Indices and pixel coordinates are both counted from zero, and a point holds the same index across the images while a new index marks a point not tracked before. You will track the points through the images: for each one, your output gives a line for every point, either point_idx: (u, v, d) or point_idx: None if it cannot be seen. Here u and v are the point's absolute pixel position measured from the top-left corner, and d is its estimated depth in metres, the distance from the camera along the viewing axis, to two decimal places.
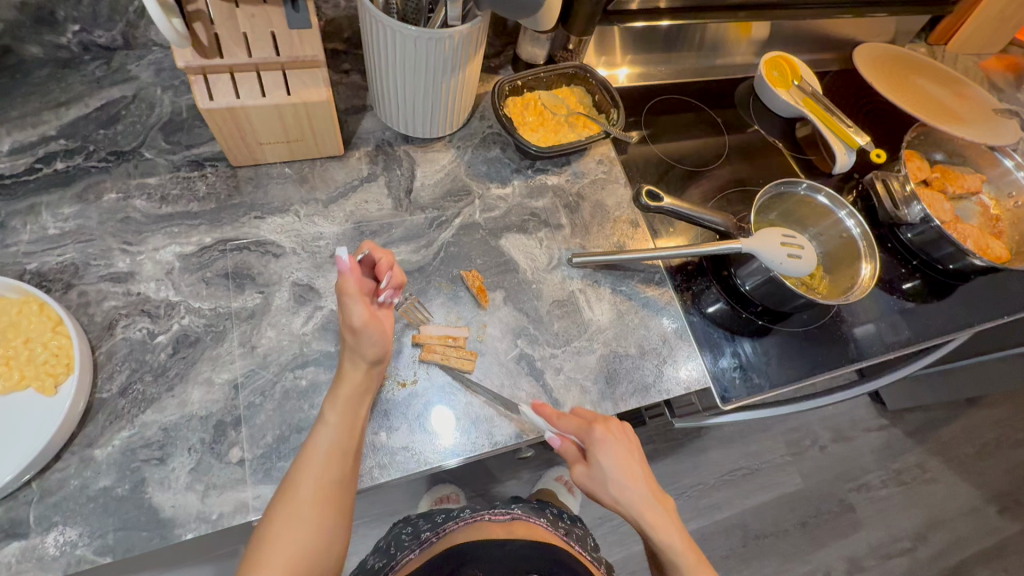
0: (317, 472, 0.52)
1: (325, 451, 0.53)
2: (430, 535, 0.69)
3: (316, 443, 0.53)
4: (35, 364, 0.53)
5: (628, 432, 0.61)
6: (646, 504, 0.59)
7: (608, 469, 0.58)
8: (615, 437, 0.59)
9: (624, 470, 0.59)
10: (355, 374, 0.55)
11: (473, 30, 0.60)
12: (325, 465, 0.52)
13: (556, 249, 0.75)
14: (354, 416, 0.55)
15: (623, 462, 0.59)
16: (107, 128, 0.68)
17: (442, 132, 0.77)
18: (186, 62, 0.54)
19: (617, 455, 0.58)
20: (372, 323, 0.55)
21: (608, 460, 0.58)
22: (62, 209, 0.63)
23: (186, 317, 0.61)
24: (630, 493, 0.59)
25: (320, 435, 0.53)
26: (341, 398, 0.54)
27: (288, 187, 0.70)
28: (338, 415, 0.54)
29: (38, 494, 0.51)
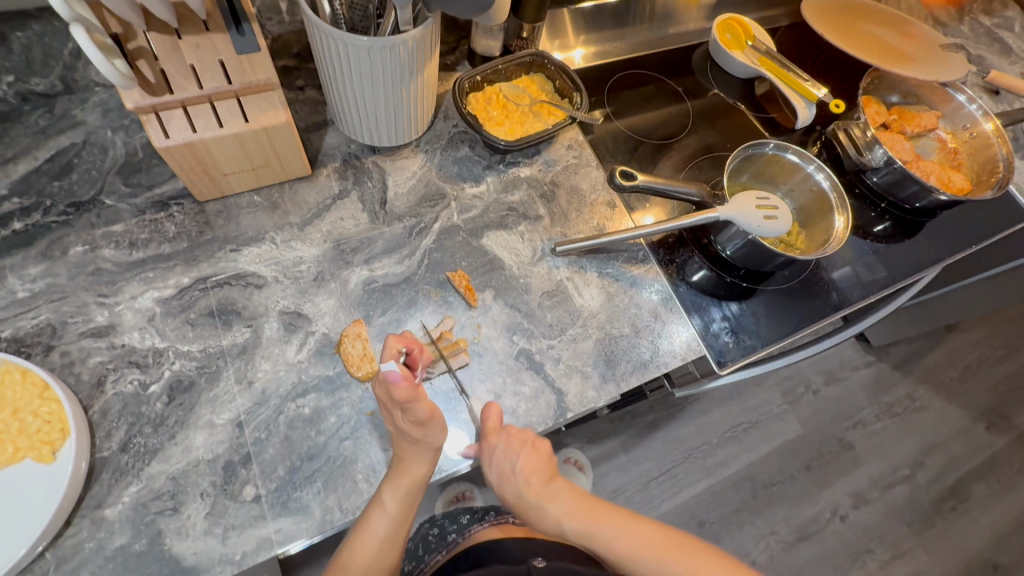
0: (367, 560, 0.54)
1: (380, 539, 0.54)
2: (456, 536, 0.72)
3: (371, 533, 0.54)
4: (28, 434, 0.52)
5: (524, 436, 0.58)
6: (529, 499, 0.57)
7: (490, 475, 0.57)
8: (497, 443, 0.57)
9: (502, 471, 0.57)
10: (421, 466, 0.54)
11: (426, 33, 0.59)
12: (377, 552, 0.55)
13: (538, 241, 0.75)
14: (411, 503, 0.55)
15: (502, 467, 0.57)
16: (61, 178, 0.65)
17: (407, 138, 0.76)
18: (136, 104, 0.52)
19: (495, 458, 0.57)
20: (438, 415, 0.53)
21: (488, 470, 0.58)
22: (27, 269, 0.61)
23: (176, 362, 0.59)
24: (508, 493, 0.57)
25: (376, 523, 0.54)
26: (403, 488, 0.54)
27: (260, 215, 0.69)
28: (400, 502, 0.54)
29: (53, 563, 0.50)
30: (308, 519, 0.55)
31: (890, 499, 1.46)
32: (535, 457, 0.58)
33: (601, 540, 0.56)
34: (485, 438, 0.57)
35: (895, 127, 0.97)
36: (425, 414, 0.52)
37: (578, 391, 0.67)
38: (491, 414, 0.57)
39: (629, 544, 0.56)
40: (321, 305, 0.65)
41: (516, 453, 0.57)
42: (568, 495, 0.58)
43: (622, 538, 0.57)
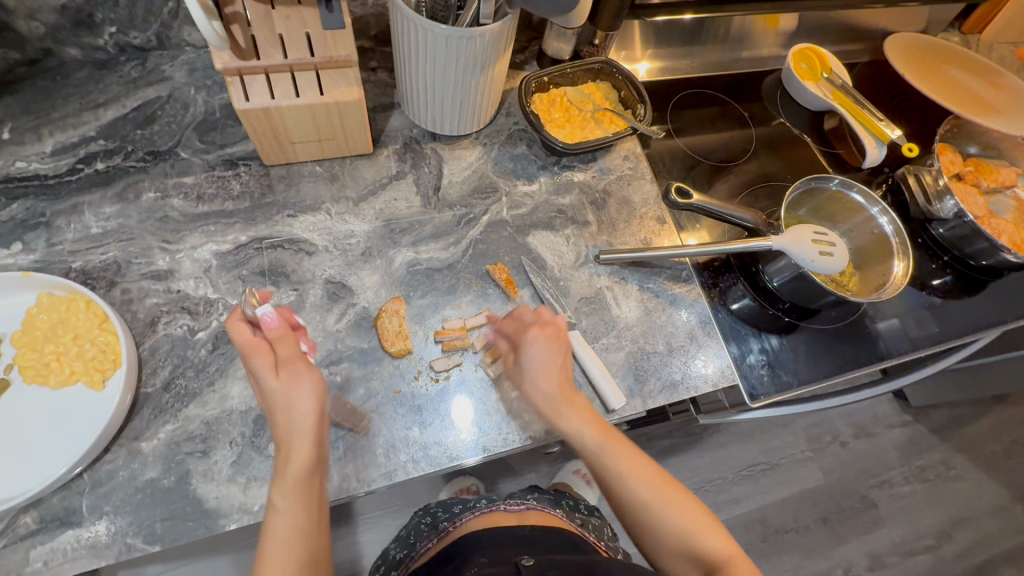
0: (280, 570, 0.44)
1: (284, 540, 0.45)
2: (448, 525, 0.73)
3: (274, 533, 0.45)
4: (84, 359, 0.55)
5: (564, 336, 0.59)
6: (563, 400, 0.56)
7: (528, 373, 0.57)
8: (540, 338, 0.58)
9: (545, 369, 0.57)
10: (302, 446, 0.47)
11: (505, 28, 0.60)
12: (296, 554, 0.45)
13: (583, 246, 0.75)
14: (309, 487, 0.47)
15: (541, 362, 0.57)
16: (144, 128, 0.69)
17: (469, 129, 0.77)
18: (224, 65, 0.55)
19: (539, 355, 0.57)
20: (293, 389, 0.47)
21: (524, 359, 0.58)
22: (103, 208, 0.65)
23: (224, 314, 0.62)
24: (543, 390, 0.57)
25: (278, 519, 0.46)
26: (290, 498, 0.46)
27: (319, 185, 0.71)
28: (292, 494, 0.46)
29: (89, 485, 0.53)
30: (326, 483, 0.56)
31: (909, 568, 1.38)
32: (568, 363, 0.59)
33: (610, 458, 0.55)
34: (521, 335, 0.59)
35: (971, 179, 0.92)
36: (279, 389, 0.47)
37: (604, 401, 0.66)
38: (526, 311, 0.61)
39: (634, 466, 0.56)
40: (365, 280, 0.67)
41: (552, 351, 0.58)
42: (593, 409, 0.58)
43: (630, 461, 0.56)
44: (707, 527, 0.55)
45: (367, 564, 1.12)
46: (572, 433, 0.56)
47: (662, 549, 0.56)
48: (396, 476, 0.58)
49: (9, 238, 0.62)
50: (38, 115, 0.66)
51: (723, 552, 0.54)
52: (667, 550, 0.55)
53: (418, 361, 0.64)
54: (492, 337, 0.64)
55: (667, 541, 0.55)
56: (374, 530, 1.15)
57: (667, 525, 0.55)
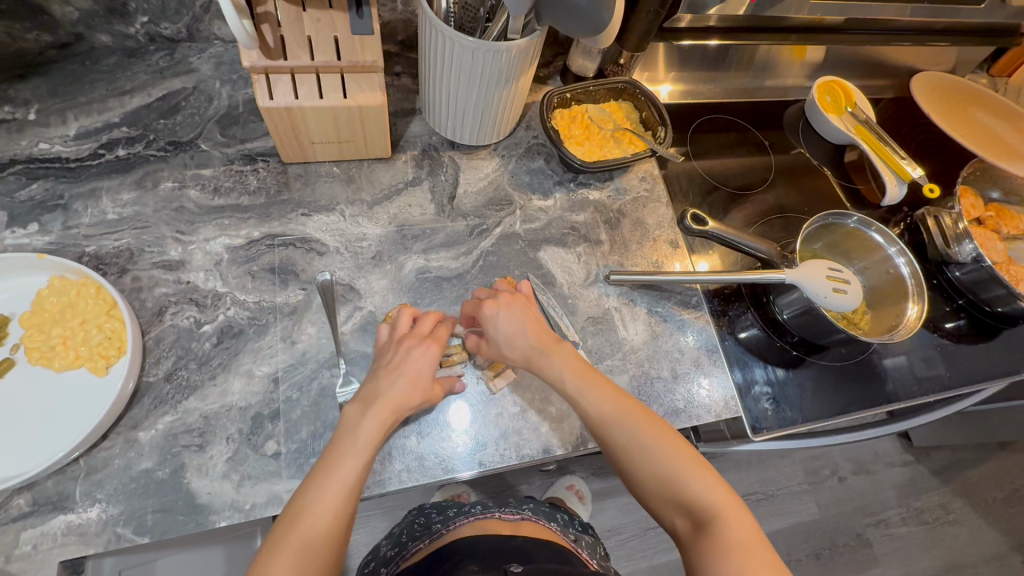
0: (335, 505, 0.49)
1: (350, 482, 0.50)
2: (440, 526, 0.72)
3: (342, 471, 0.50)
4: (90, 345, 0.55)
5: (522, 301, 0.64)
6: (540, 350, 0.61)
7: (499, 339, 0.61)
8: (500, 307, 0.62)
9: (512, 329, 0.61)
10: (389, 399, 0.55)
11: (531, 44, 0.60)
12: (348, 494, 0.50)
13: (594, 265, 0.74)
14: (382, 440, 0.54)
15: (507, 323, 0.61)
16: (167, 118, 0.70)
17: (488, 140, 0.77)
18: (252, 63, 0.55)
19: (504, 322, 0.61)
20: (398, 368, 0.56)
21: (493, 330, 0.61)
22: (121, 194, 0.65)
23: (231, 309, 0.62)
24: (518, 346, 0.61)
25: (348, 461, 0.51)
26: (382, 422, 0.54)
27: (335, 186, 0.71)
28: (381, 419, 0.54)
29: (85, 471, 0.53)
30: None
31: None
32: (539, 323, 0.63)
33: (592, 401, 0.58)
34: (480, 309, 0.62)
35: (991, 224, 0.91)
36: (409, 351, 0.58)
37: None
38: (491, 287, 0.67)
39: (616, 408, 0.58)
40: (374, 283, 0.67)
41: (514, 313, 0.62)
42: (574, 356, 0.62)
43: (612, 404, 0.58)
44: (696, 472, 0.55)
45: (353, 565, 1.11)
46: (553, 378, 0.60)
47: (651, 494, 0.57)
48: (390, 484, 0.58)
49: (25, 218, 0.62)
50: (65, 98, 0.67)
51: (710, 498, 0.54)
52: (656, 494, 0.57)
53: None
54: (472, 345, 0.63)
55: (655, 484, 0.56)
56: (362, 531, 1.14)
57: (653, 468, 0.56)
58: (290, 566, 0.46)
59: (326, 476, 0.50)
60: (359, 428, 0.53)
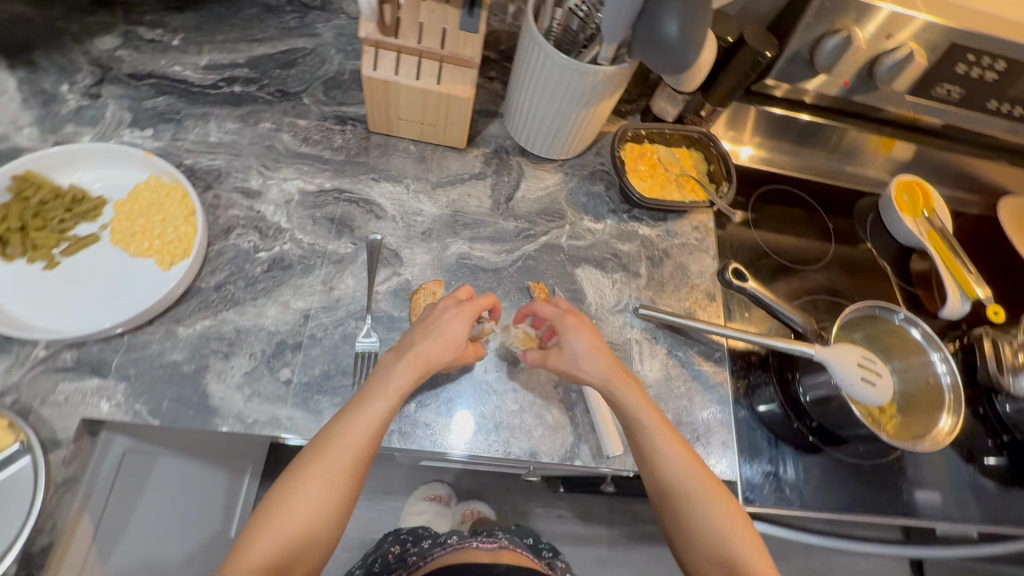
0: (361, 442, 0.55)
1: (376, 424, 0.55)
2: (419, 560, 0.76)
3: (368, 415, 0.55)
4: (163, 241, 0.62)
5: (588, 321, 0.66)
6: (618, 378, 0.62)
7: (578, 354, 0.62)
8: (577, 327, 0.64)
9: (592, 350, 0.63)
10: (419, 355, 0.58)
11: (619, 73, 0.65)
12: (373, 437, 0.55)
13: (626, 295, 0.75)
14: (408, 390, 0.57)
15: (588, 344, 0.63)
16: (283, 69, 0.78)
17: (556, 156, 0.81)
18: (367, 34, 0.62)
19: (584, 339, 0.63)
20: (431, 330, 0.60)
21: (575, 343, 0.63)
22: (225, 123, 0.73)
23: (288, 244, 0.68)
24: (596, 370, 0.62)
25: (376, 406, 0.56)
26: (410, 373, 0.57)
27: (408, 162, 0.77)
28: (406, 371, 0.57)
29: (126, 346, 0.59)
30: (316, 422, 0.59)
31: None
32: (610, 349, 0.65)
33: (656, 443, 0.60)
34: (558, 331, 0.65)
35: None
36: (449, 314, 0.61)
37: (596, 446, 0.65)
38: (544, 306, 0.67)
39: (681, 458, 0.60)
40: (416, 256, 0.71)
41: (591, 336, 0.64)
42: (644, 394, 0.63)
43: (677, 451, 0.60)
44: (744, 535, 0.59)
45: None
46: (629, 410, 0.61)
47: (695, 544, 0.60)
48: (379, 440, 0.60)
49: (144, 124, 0.71)
50: (206, 34, 0.77)
51: (754, 561, 0.58)
52: (700, 547, 0.60)
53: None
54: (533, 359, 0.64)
55: (703, 540, 0.60)
56: None
57: (705, 523, 0.59)
58: (319, 488, 0.54)
59: (348, 424, 0.55)
60: (388, 382, 0.57)
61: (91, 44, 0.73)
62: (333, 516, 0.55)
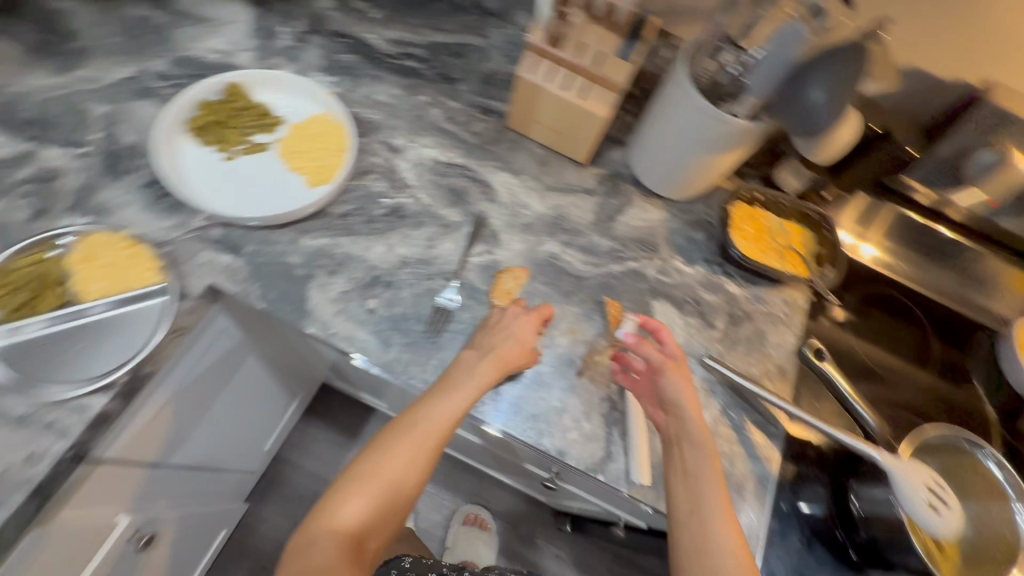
0: (437, 429, 0.62)
1: (453, 415, 0.62)
2: None
3: (447, 405, 0.62)
4: (315, 165, 0.72)
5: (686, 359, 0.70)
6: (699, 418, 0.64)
7: (676, 385, 0.66)
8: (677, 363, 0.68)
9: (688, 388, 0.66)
10: (500, 358, 0.64)
11: (751, 129, 0.67)
12: (448, 424, 0.62)
13: (696, 341, 0.75)
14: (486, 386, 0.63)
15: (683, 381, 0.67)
16: (451, 58, 0.89)
17: (666, 194, 0.84)
18: (534, 41, 0.71)
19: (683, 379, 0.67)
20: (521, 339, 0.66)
21: (672, 373, 0.66)
22: (391, 87, 0.84)
23: (408, 198, 0.76)
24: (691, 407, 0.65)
25: (454, 398, 0.62)
26: (489, 370, 0.63)
27: (530, 161, 0.83)
28: (485, 372, 0.63)
29: (258, 238, 0.69)
30: (384, 353, 0.66)
31: None
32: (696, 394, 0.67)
33: (701, 489, 0.61)
34: (653, 374, 0.67)
35: None
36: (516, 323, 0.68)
37: (624, 473, 0.66)
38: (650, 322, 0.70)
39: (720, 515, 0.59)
40: (512, 243, 0.76)
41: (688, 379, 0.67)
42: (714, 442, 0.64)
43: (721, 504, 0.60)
44: None
45: None
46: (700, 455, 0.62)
47: None
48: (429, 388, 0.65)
49: (330, 72, 0.82)
50: (400, 14, 0.90)
51: None
52: None
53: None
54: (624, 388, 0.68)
55: None
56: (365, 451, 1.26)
57: None
58: (395, 466, 0.61)
59: (434, 407, 0.62)
60: (471, 374, 0.63)
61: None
62: (411, 487, 0.62)
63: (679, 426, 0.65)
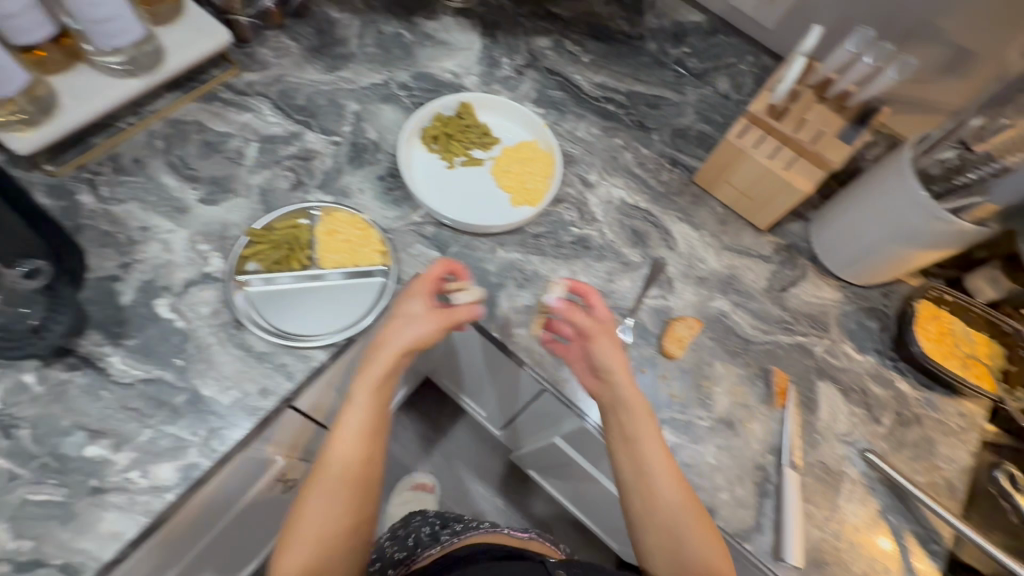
0: (366, 405, 0.63)
1: (372, 381, 0.64)
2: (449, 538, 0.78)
3: (391, 346, 0.64)
4: (522, 186, 0.79)
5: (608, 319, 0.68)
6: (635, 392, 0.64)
7: (607, 354, 0.65)
8: (609, 334, 0.66)
9: (615, 357, 0.65)
10: (421, 313, 0.65)
11: (969, 232, 0.66)
12: (376, 391, 0.64)
13: (858, 432, 0.73)
14: (442, 327, 0.65)
15: (615, 360, 0.65)
16: (648, 107, 0.93)
17: (844, 275, 0.83)
18: (754, 110, 0.74)
19: (612, 350, 0.65)
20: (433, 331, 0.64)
21: (602, 355, 0.65)
22: (591, 127, 0.90)
23: (594, 231, 0.81)
24: (622, 377, 0.64)
25: (383, 358, 0.64)
26: (435, 322, 0.64)
27: (710, 217, 0.86)
28: (432, 320, 0.64)
29: (463, 242, 0.76)
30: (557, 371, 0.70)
31: None
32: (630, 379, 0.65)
33: (649, 459, 0.62)
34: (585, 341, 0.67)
35: None
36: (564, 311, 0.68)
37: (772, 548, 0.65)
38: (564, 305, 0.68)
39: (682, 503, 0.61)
40: (685, 293, 0.78)
41: (616, 351, 0.65)
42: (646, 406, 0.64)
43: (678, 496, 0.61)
44: None
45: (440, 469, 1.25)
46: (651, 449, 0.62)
47: None
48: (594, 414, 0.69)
49: (540, 105, 0.90)
50: (607, 61, 0.96)
51: None
52: None
53: (670, 373, 0.72)
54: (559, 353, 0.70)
55: None
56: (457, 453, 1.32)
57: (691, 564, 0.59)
58: (344, 462, 0.61)
59: (366, 372, 0.63)
60: (389, 336, 0.64)
61: (532, 38, 0.96)
62: (362, 462, 0.62)
63: (611, 394, 0.65)
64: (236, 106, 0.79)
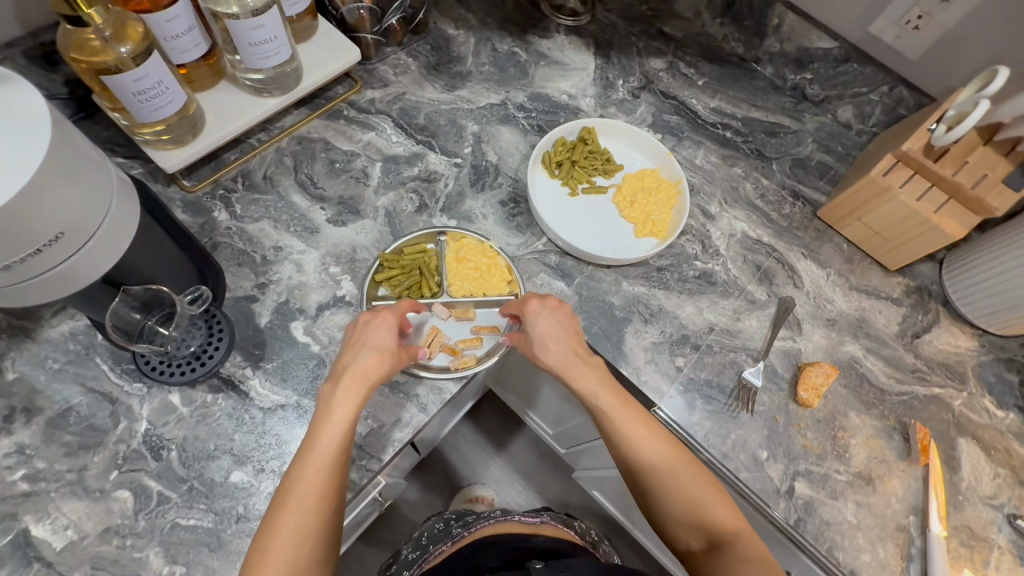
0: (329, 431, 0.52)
1: (357, 383, 0.54)
2: (460, 532, 0.77)
3: (365, 370, 0.55)
4: (647, 217, 0.77)
5: (566, 310, 0.64)
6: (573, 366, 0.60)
7: (535, 337, 0.61)
8: (540, 309, 0.62)
9: (549, 335, 0.61)
10: (389, 342, 0.57)
11: None
12: (351, 386, 0.54)
13: (1004, 495, 0.69)
14: (394, 349, 0.57)
15: (548, 329, 0.61)
16: (766, 135, 0.90)
17: (979, 324, 0.78)
18: (907, 148, 0.69)
19: (543, 322, 0.62)
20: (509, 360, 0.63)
21: (546, 349, 0.61)
22: (709, 155, 0.87)
23: (717, 266, 0.78)
24: (551, 355, 0.60)
25: (371, 360, 0.55)
26: (388, 316, 0.59)
27: (836, 255, 0.82)
28: (395, 357, 0.57)
29: (587, 273, 0.74)
30: (687, 413, 0.68)
31: None
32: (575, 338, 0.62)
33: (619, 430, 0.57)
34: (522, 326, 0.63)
35: None
36: (540, 335, 0.61)
37: None
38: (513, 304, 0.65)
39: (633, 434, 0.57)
40: (814, 335, 0.75)
41: (553, 324, 0.62)
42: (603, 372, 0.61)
43: (622, 416, 0.57)
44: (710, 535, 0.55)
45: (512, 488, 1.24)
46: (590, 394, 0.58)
47: None
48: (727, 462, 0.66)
49: (657, 129, 0.88)
50: (722, 85, 0.93)
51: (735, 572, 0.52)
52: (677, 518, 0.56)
53: (803, 422, 0.69)
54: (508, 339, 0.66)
55: None
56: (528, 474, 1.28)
57: None
58: (311, 480, 0.49)
59: (331, 403, 0.53)
60: (365, 343, 0.57)
61: (646, 59, 0.93)
62: (333, 477, 0.50)
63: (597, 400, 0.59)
64: (359, 125, 0.79)
